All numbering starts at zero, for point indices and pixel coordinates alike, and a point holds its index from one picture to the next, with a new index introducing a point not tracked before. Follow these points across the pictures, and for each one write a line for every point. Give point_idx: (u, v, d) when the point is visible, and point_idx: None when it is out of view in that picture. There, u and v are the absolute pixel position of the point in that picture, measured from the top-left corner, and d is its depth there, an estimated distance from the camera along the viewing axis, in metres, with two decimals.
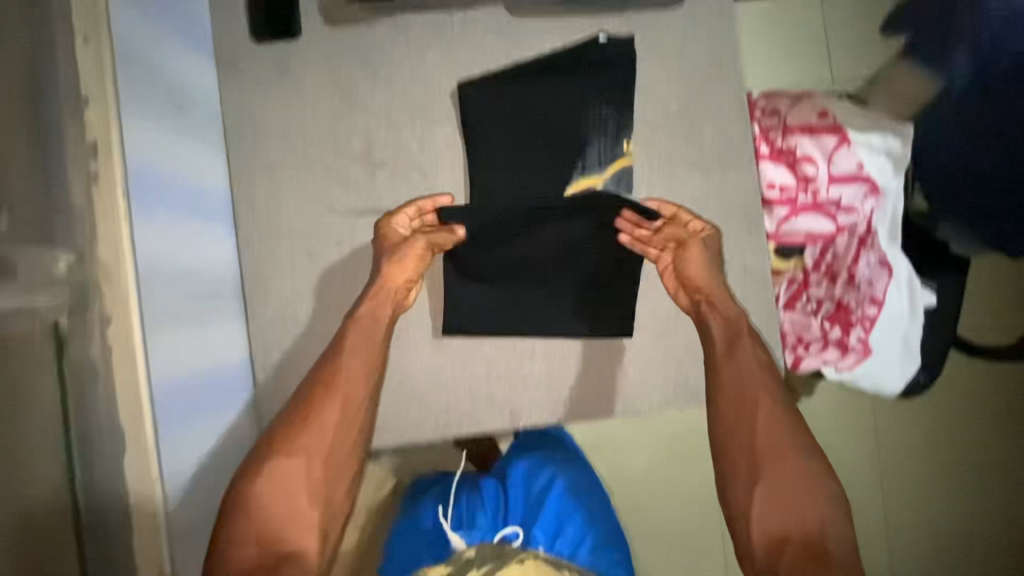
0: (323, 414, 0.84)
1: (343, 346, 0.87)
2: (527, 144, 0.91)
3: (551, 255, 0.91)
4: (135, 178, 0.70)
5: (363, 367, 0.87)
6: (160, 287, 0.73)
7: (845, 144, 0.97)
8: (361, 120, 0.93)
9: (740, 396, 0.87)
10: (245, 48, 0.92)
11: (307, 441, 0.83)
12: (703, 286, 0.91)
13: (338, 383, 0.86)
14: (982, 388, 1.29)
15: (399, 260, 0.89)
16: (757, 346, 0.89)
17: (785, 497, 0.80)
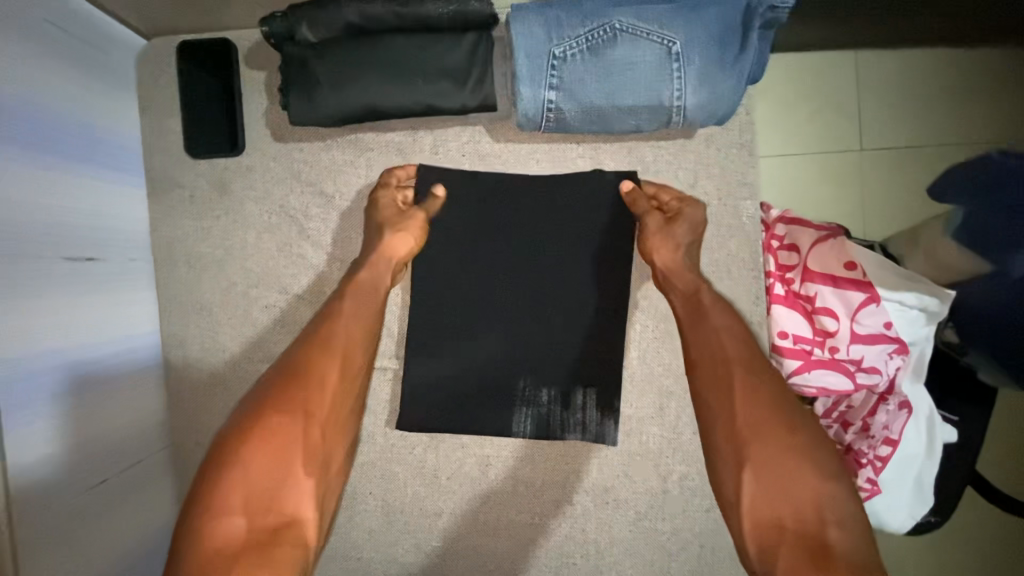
0: (318, 372, 0.64)
1: (336, 308, 0.69)
2: (503, 295, 0.79)
3: (532, 360, 0.79)
4: (13, 380, 0.56)
5: (362, 329, 0.69)
6: (54, 494, 0.61)
7: (873, 302, 0.83)
8: (310, 252, 0.80)
9: (718, 353, 0.67)
10: (179, 163, 0.79)
11: (306, 396, 0.62)
12: (688, 270, 0.74)
13: (334, 344, 0.66)
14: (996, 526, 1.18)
15: (403, 230, 0.74)
16: (729, 311, 0.70)
17: (784, 478, 0.57)
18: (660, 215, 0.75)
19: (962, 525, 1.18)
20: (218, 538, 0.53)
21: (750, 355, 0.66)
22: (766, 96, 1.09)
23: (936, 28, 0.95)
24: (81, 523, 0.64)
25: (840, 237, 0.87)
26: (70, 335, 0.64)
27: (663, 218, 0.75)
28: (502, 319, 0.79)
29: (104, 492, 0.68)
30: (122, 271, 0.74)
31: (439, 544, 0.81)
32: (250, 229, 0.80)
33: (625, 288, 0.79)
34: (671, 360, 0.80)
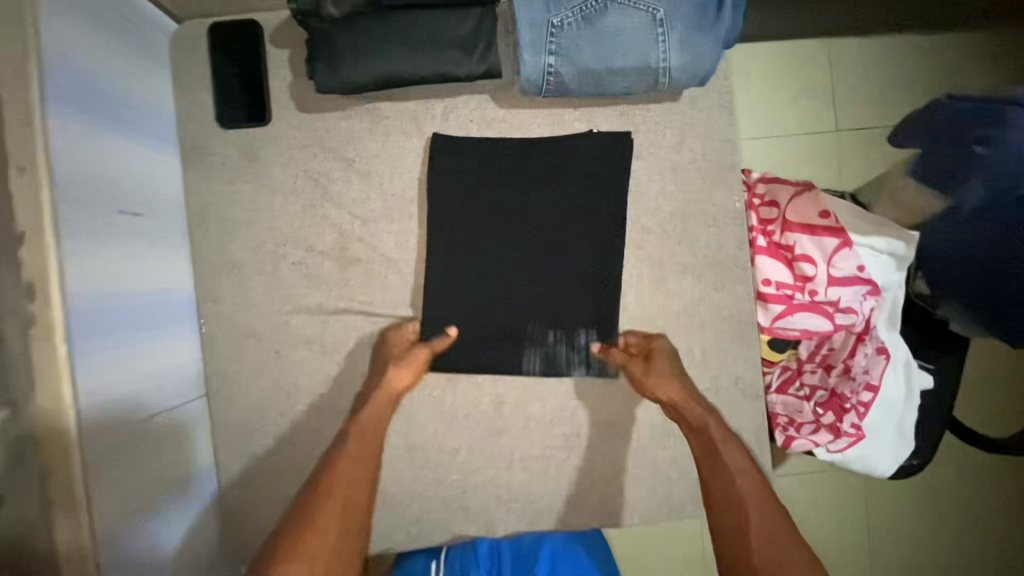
0: (321, 519, 0.72)
1: (341, 446, 0.79)
2: (510, 246, 0.86)
3: (539, 310, 0.86)
4: (79, 315, 0.63)
5: (362, 467, 0.77)
6: (114, 427, 0.67)
7: (846, 246, 0.92)
8: (333, 212, 0.87)
9: (729, 495, 0.74)
10: (211, 133, 0.87)
11: (308, 543, 0.70)
12: (690, 410, 0.81)
13: (339, 483, 0.76)
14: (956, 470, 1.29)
15: (402, 367, 0.82)
16: (737, 447, 0.78)
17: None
18: (637, 365, 0.83)
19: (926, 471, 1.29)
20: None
21: (762, 500, 0.73)
22: (746, 79, 1.17)
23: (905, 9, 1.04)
24: (136, 457, 0.70)
25: (815, 190, 0.96)
26: (122, 284, 0.71)
27: (643, 363, 0.84)
28: (510, 268, 0.86)
29: (152, 430, 0.75)
30: (164, 234, 0.81)
31: (457, 478, 0.88)
32: (276, 194, 0.87)
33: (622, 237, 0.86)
34: (665, 302, 0.88)
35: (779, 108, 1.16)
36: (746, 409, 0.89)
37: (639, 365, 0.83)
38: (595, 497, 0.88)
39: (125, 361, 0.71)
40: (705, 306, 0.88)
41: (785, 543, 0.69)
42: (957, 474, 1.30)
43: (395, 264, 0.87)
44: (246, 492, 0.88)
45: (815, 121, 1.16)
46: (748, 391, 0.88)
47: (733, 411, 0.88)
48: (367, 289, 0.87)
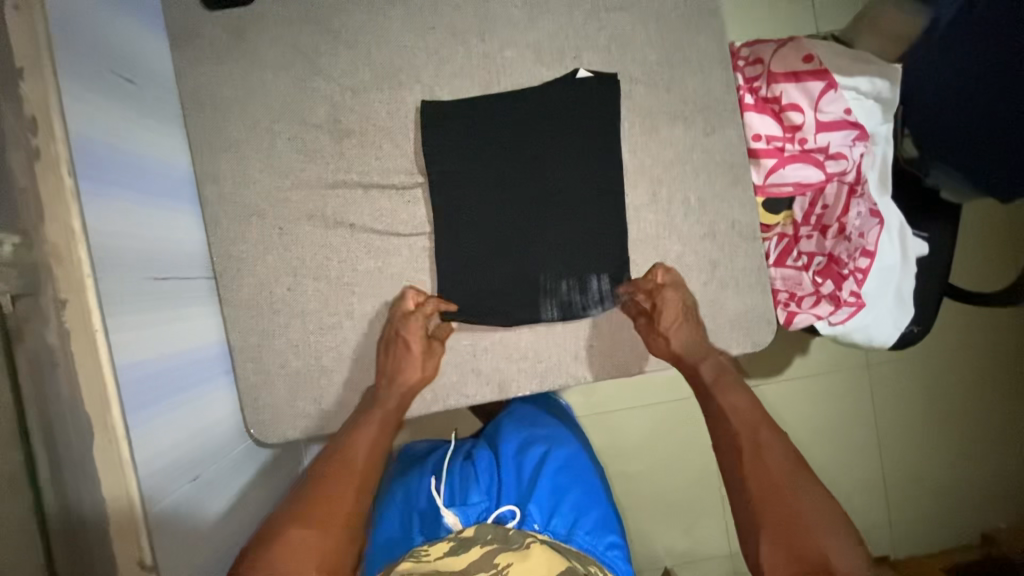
0: (340, 484, 0.76)
1: (354, 429, 0.83)
2: (503, 107, 0.88)
3: (536, 169, 0.88)
4: (83, 157, 0.65)
5: (374, 436, 0.82)
6: (123, 274, 0.69)
7: (832, 89, 0.93)
8: (324, 86, 0.88)
9: (726, 436, 0.81)
10: (196, 15, 0.87)
11: (322, 504, 0.73)
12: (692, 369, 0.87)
13: (353, 461, 0.80)
14: (927, 357, 1.39)
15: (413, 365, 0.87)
16: (737, 392, 0.84)
17: (792, 536, 0.68)
18: (642, 322, 0.89)
19: (894, 360, 1.39)
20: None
21: (756, 435, 0.79)
22: None
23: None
24: (148, 310, 0.72)
25: (797, 39, 0.97)
26: (122, 142, 0.73)
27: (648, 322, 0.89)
28: (505, 128, 0.88)
29: (161, 294, 0.76)
30: (158, 109, 0.82)
31: (468, 341, 0.90)
32: (266, 71, 0.87)
33: (615, 88, 0.87)
34: (658, 152, 0.89)
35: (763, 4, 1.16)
36: (745, 253, 0.90)
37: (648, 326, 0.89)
38: (602, 352, 0.90)
39: (131, 217, 0.72)
40: (698, 152, 0.89)
41: (782, 488, 0.73)
42: (921, 363, 1.39)
43: (389, 132, 0.88)
44: (258, 372, 0.89)
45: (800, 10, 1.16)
46: (747, 235, 0.90)
47: (733, 256, 0.90)
48: (363, 160, 0.88)
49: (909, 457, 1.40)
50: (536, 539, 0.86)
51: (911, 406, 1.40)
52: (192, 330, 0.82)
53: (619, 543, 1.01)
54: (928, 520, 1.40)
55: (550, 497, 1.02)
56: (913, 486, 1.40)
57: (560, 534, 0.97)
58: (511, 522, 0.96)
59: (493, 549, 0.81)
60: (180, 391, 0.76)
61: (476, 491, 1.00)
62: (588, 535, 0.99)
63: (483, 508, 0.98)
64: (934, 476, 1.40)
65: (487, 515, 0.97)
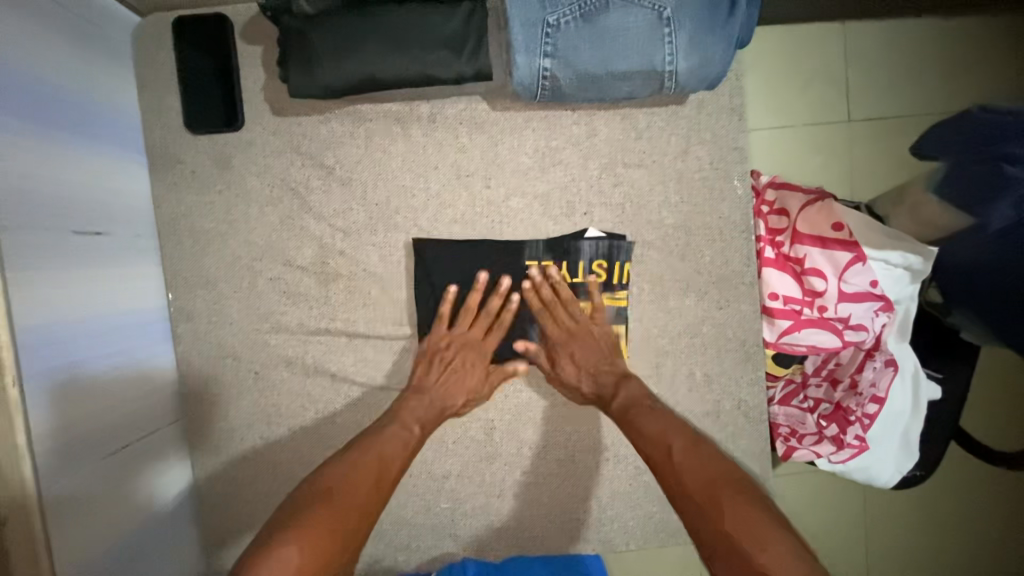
0: (362, 476, 0.69)
1: (384, 425, 0.77)
2: (498, 260, 0.82)
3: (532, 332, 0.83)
4: (31, 350, 0.58)
5: (405, 442, 0.76)
6: (70, 467, 0.62)
7: (860, 262, 0.86)
8: (313, 224, 0.81)
9: (659, 430, 0.72)
10: (179, 139, 0.80)
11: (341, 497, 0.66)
12: (592, 392, 0.81)
13: (381, 457, 0.72)
14: (992, 488, 1.24)
15: (476, 358, 0.82)
16: (642, 404, 0.77)
17: (739, 550, 0.56)
18: (554, 337, 0.82)
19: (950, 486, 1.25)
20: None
21: (689, 436, 0.71)
22: (762, 75, 1.13)
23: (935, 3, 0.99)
24: (101, 495, 0.66)
25: (827, 199, 0.90)
26: (79, 308, 0.66)
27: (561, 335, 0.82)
28: (498, 282, 0.82)
29: (121, 461, 0.70)
30: (129, 248, 0.76)
31: (448, 504, 0.86)
32: (252, 204, 0.81)
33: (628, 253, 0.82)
34: (666, 321, 0.83)
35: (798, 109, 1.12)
36: (749, 434, 0.85)
37: (557, 338, 0.82)
38: (591, 526, 0.86)
39: (82, 394, 0.65)
40: (707, 326, 0.83)
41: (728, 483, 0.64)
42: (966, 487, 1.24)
43: (379, 279, 0.83)
44: (226, 519, 0.84)
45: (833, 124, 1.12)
46: (753, 415, 0.84)
47: (737, 436, 0.85)
48: (350, 306, 0.83)
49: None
50: None
51: (977, 534, 1.24)
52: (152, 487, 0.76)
53: None
54: None
55: None
56: None
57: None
58: None
59: None
60: (141, 564, 0.71)
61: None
62: None
63: None
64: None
65: None
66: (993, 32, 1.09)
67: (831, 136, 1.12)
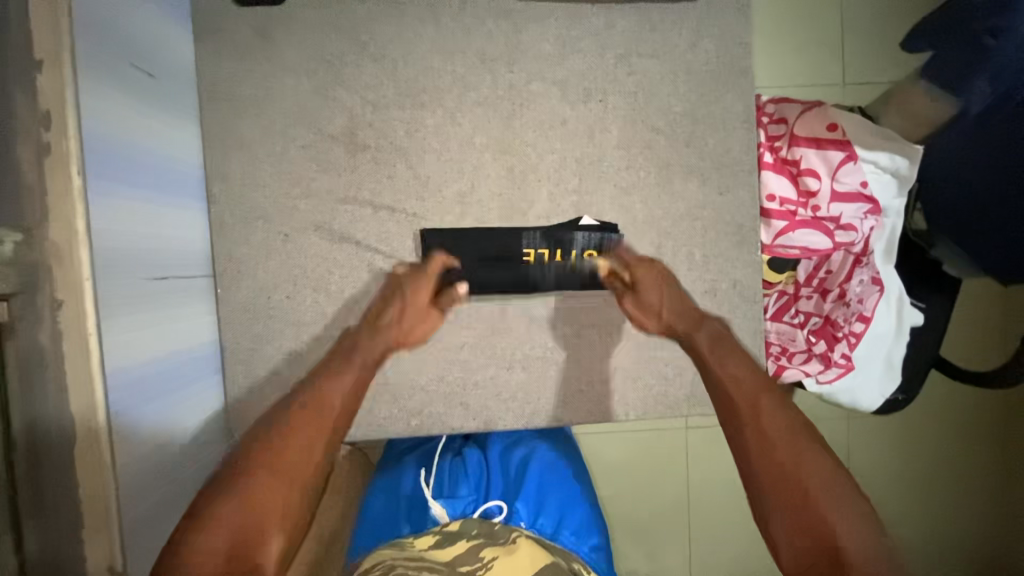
0: (293, 431, 0.64)
1: (325, 372, 0.72)
2: (498, 249, 0.88)
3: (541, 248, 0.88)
4: (94, 154, 0.64)
5: (352, 387, 0.72)
6: (123, 273, 0.68)
7: (851, 161, 0.93)
8: (346, 97, 0.87)
9: (742, 390, 0.68)
10: (225, 9, 0.85)
11: (271, 454, 0.61)
12: (677, 330, 0.81)
13: (326, 405, 0.68)
14: (965, 403, 1.31)
15: (412, 304, 0.82)
16: (737, 356, 0.73)
17: (817, 530, 0.55)
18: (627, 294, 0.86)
19: (928, 402, 1.32)
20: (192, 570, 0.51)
21: (773, 395, 0.67)
22: (763, 22, 1.22)
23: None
24: (142, 309, 0.72)
25: (823, 105, 0.97)
26: (136, 140, 0.72)
27: (632, 295, 0.85)
28: (497, 261, 0.88)
29: (159, 290, 0.76)
30: (176, 103, 0.81)
31: (459, 374, 0.90)
32: (289, 74, 0.86)
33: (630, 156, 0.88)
34: (669, 204, 0.89)
35: (794, 54, 1.22)
36: (744, 316, 0.91)
37: (630, 295, 0.85)
38: (594, 398, 0.91)
39: (134, 214, 0.71)
40: (708, 211, 0.89)
41: (810, 459, 0.60)
42: (925, 419, 1.32)
43: (405, 153, 0.88)
44: (250, 375, 0.90)
45: (825, 67, 1.22)
46: (747, 297, 0.90)
47: (732, 316, 0.91)
48: (376, 177, 0.88)
49: (908, 517, 1.33)
50: (522, 533, 0.86)
51: (951, 441, 1.32)
52: (167, 373, 0.77)
53: (602, 547, 0.97)
54: (975, 553, 1.32)
55: (536, 496, 0.98)
56: (954, 520, 1.33)
57: (546, 533, 0.93)
58: (497, 518, 0.92)
59: (479, 544, 0.81)
60: (167, 398, 0.76)
61: (465, 486, 0.97)
62: (573, 536, 0.95)
63: (470, 501, 0.94)
64: (936, 536, 1.33)
65: (474, 511, 0.93)
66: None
67: (822, 78, 1.22)
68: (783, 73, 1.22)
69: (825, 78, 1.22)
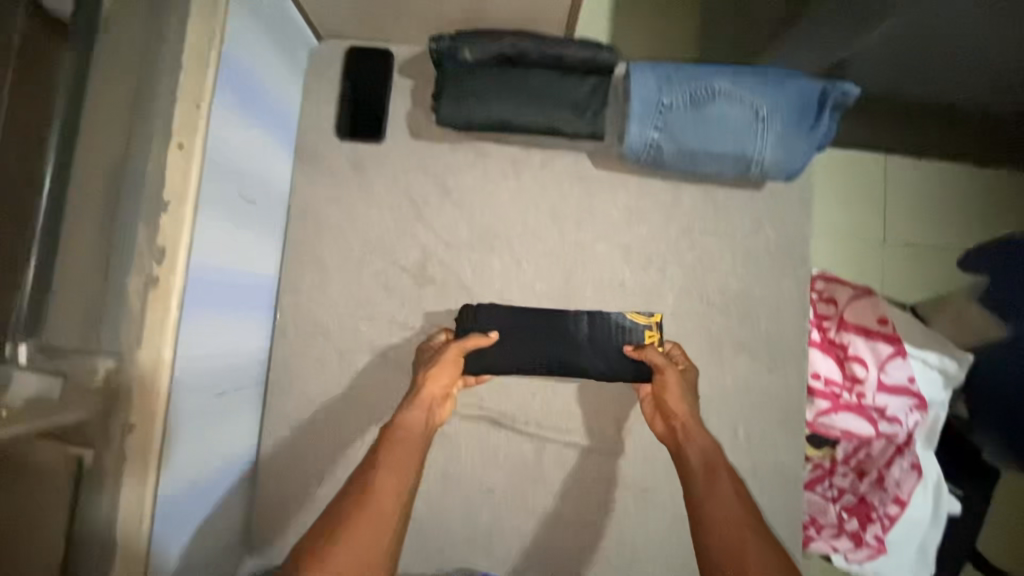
0: (354, 531, 0.59)
1: (374, 465, 0.65)
2: (543, 326, 0.87)
3: (581, 333, 0.87)
4: (192, 281, 0.68)
5: (398, 480, 0.64)
6: (190, 394, 0.70)
7: (900, 356, 0.94)
8: (422, 232, 0.92)
9: (737, 526, 0.62)
10: (327, 140, 0.93)
11: (323, 556, 0.57)
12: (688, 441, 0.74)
13: (372, 501, 0.62)
14: None
15: (434, 370, 0.79)
16: (739, 485, 0.68)
17: None
18: (670, 368, 0.80)
19: None
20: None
21: (768, 541, 0.61)
22: (826, 189, 1.28)
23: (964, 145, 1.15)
24: (198, 424, 0.72)
25: (874, 296, 1.00)
26: (227, 262, 0.76)
27: (676, 374, 0.80)
28: (540, 340, 0.87)
29: (216, 403, 0.77)
30: (268, 224, 0.87)
31: (487, 517, 0.89)
32: (373, 205, 0.92)
33: (682, 326, 0.91)
34: (717, 377, 0.90)
35: (853, 223, 1.27)
36: (782, 500, 0.90)
37: (672, 370, 0.80)
38: (622, 561, 0.89)
39: (211, 333, 0.74)
40: (754, 389, 0.90)
41: None
42: None
43: (468, 291, 0.92)
44: (281, 486, 0.90)
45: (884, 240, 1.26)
46: (786, 481, 0.89)
47: (769, 498, 0.89)
48: (437, 310, 0.91)
49: None
50: None
51: None
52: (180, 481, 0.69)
53: None
54: None
55: None
56: None
57: None
58: None
59: None
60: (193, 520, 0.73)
61: None
62: None
63: None
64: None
65: None
66: (1006, 186, 1.25)
67: (881, 249, 1.26)
68: (845, 237, 1.26)
69: (884, 250, 1.26)
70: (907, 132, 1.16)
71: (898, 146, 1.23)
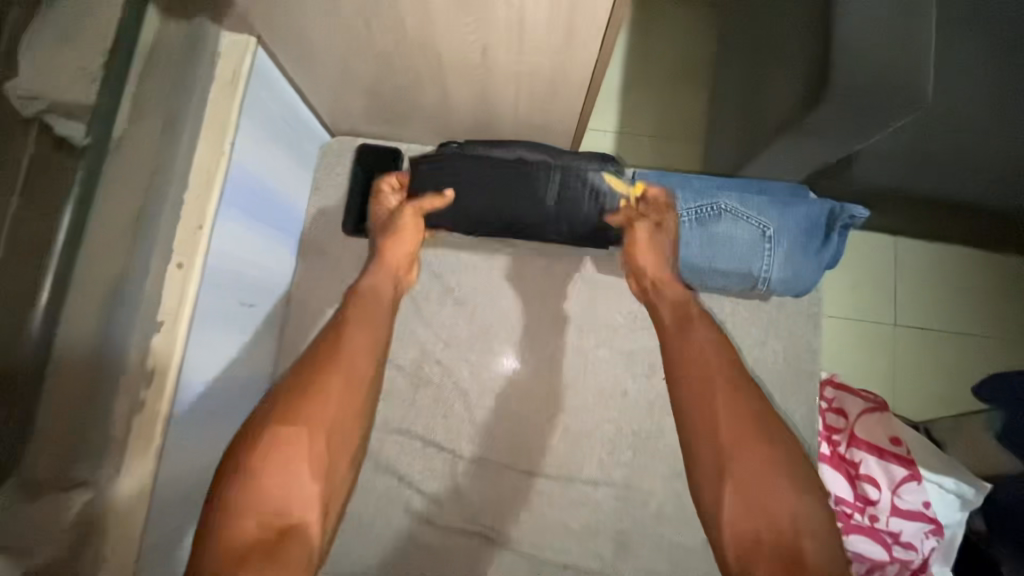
0: (323, 383, 0.61)
1: (337, 331, 0.66)
2: (512, 171, 0.82)
3: (544, 214, 0.83)
4: (182, 400, 0.66)
5: (367, 338, 0.66)
6: (170, 510, 0.67)
7: (915, 480, 0.90)
8: (421, 332, 0.91)
9: (698, 358, 0.62)
10: (332, 236, 0.93)
11: (307, 407, 0.59)
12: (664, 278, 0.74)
13: (338, 359, 0.63)
14: None
15: (395, 235, 0.78)
16: (711, 329, 0.65)
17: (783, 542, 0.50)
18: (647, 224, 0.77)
19: None
20: (231, 543, 0.50)
21: (730, 369, 0.61)
22: (836, 286, 1.24)
23: (984, 234, 1.13)
24: (175, 540, 0.69)
25: (886, 412, 0.96)
26: (220, 370, 0.75)
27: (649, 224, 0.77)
28: (503, 193, 0.82)
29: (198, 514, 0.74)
30: (267, 321, 0.86)
31: None
32: None
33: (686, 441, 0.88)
34: None
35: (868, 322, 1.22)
36: None
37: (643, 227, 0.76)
38: None
39: (201, 444, 0.72)
40: None
41: (758, 466, 0.55)
42: None
43: (465, 394, 0.89)
44: None
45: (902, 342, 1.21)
46: None
47: None
48: (432, 414, 0.89)
49: None
50: None
51: None
52: (207, 347, 0.71)
53: None
54: None
55: None
56: None
57: None
58: None
59: None
60: None
61: None
62: None
63: None
64: None
65: None
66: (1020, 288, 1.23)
67: (899, 352, 1.21)
68: (861, 337, 1.22)
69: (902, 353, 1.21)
70: (922, 223, 1.13)
71: (911, 231, 1.20)
